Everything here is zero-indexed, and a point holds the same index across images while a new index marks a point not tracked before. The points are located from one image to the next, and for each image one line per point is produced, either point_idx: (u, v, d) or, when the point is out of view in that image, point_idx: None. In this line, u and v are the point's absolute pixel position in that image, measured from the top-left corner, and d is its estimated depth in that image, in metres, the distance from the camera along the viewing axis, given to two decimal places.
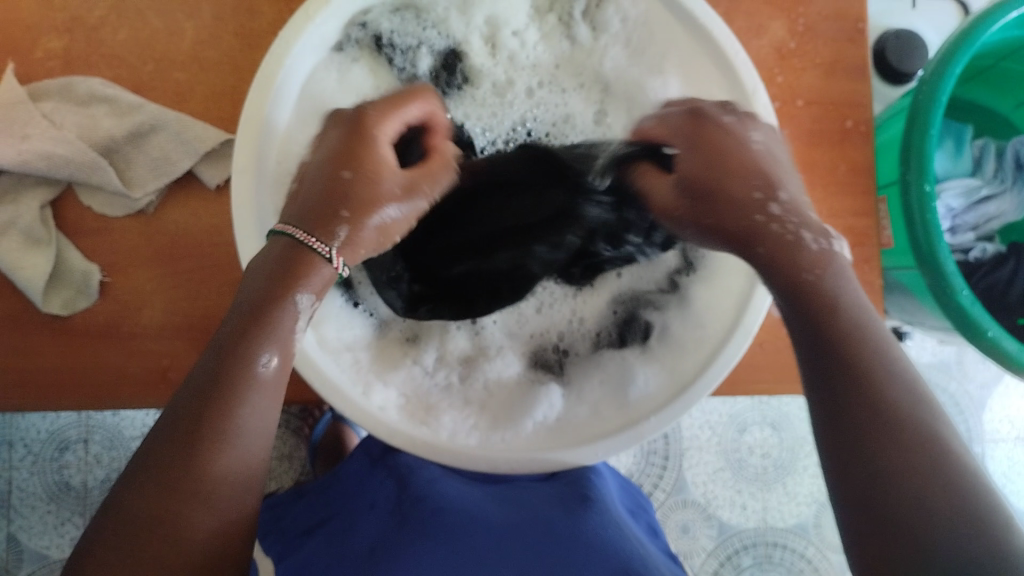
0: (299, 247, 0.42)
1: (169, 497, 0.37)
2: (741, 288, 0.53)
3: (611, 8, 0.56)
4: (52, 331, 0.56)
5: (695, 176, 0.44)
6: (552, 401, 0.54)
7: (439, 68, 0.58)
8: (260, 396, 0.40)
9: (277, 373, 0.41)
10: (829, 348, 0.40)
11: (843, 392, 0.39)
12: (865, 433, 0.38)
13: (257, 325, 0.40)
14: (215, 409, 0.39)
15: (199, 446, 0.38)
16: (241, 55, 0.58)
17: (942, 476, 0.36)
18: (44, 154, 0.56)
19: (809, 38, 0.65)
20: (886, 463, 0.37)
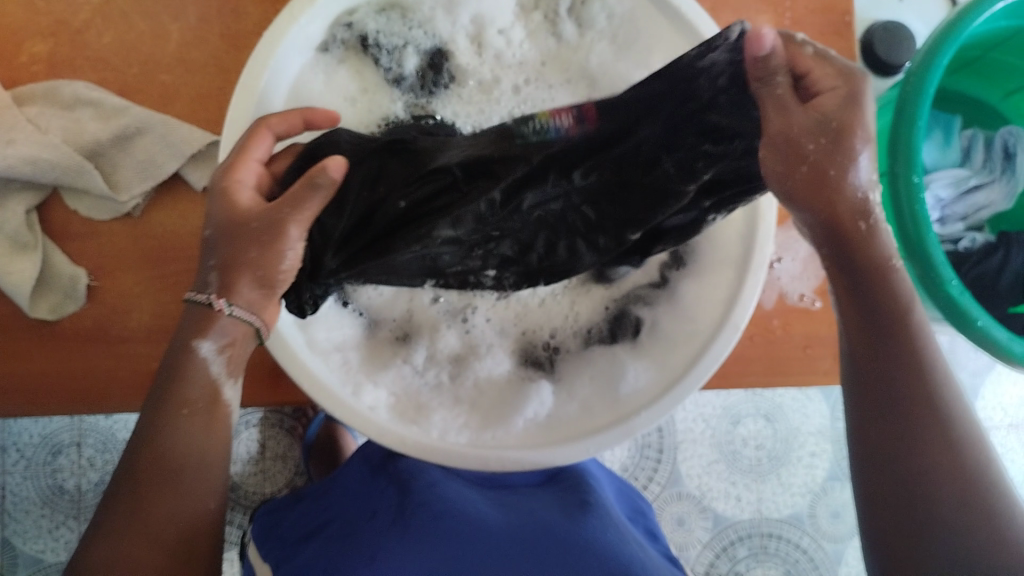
0: (199, 308, 0.45)
1: (116, 542, 0.44)
2: (733, 276, 0.53)
3: (596, 6, 0.56)
4: (41, 336, 0.56)
5: (842, 122, 0.39)
6: (543, 398, 0.54)
7: (426, 68, 0.57)
8: (185, 431, 0.45)
9: (201, 408, 0.46)
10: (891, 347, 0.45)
11: (892, 370, 0.46)
12: (907, 409, 0.45)
13: (174, 380, 0.45)
14: (149, 445, 0.45)
15: (143, 497, 0.45)
16: (226, 57, 0.58)
17: (962, 478, 0.44)
18: (30, 159, 0.55)
19: (796, 31, 0.65)
20: (918, 457, 0.44)
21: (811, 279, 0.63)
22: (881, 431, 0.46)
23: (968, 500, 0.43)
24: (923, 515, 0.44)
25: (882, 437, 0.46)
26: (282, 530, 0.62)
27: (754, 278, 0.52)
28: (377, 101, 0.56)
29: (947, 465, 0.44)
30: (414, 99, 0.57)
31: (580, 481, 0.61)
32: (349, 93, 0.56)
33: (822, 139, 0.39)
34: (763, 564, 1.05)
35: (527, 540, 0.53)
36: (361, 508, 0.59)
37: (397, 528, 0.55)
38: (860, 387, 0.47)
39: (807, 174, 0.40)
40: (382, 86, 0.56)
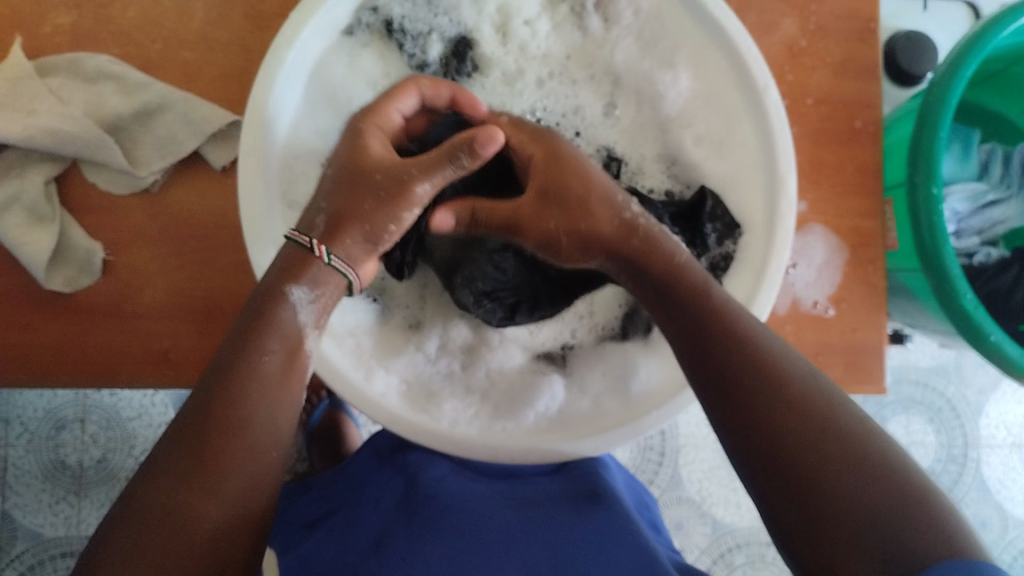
0: (299, 250, 0.45)
1: (179, 486, 0.38)
2: (762, 239, 0.53)
3: (623, 1, 0.56)
4: (55, 308, 0.56)
5: (556, 185, 0.48)
6: (556, 392, 0.53)
7: (450, 55, 0.57)
8: (264, 389, 0.42)
9: (281, 367, 0.43)
10: (725, 351, 0.43)
11: (713, 357, 0.43)
12: (750, 397, 0.41)
13: (259, 324, 0.43)
14: (223, 401, 0.41)
15: (208, 454, 0.39)
16: (250, 37, 0.58)
17: (866, 457, 0.38)
18: (51, 130, 0.55)
19: (820, 36, 0.65)
20: (805, 451, 0.38)
21: (826, 286, 0.64)
22: (759, 437, 0.40)
23: (831, 465, 0.38)
24: (822, 509, 0.37)
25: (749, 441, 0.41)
26: (285, 514, 0.62)
27: (772, 281, 0.51)
28: None
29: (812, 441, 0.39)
30: None
31: (589, 464, 0.59)
32: (371, 78, 0.55)
33: (550, 206, 0.48)
34: (760, 572, 1.04)
35: (533, 536, 0.53)
36: (368, 496, 0.59)
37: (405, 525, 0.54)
38: (718, 410, 0.42)
39: (531, 210, 0.48)
40: (405, 72, 0.56)
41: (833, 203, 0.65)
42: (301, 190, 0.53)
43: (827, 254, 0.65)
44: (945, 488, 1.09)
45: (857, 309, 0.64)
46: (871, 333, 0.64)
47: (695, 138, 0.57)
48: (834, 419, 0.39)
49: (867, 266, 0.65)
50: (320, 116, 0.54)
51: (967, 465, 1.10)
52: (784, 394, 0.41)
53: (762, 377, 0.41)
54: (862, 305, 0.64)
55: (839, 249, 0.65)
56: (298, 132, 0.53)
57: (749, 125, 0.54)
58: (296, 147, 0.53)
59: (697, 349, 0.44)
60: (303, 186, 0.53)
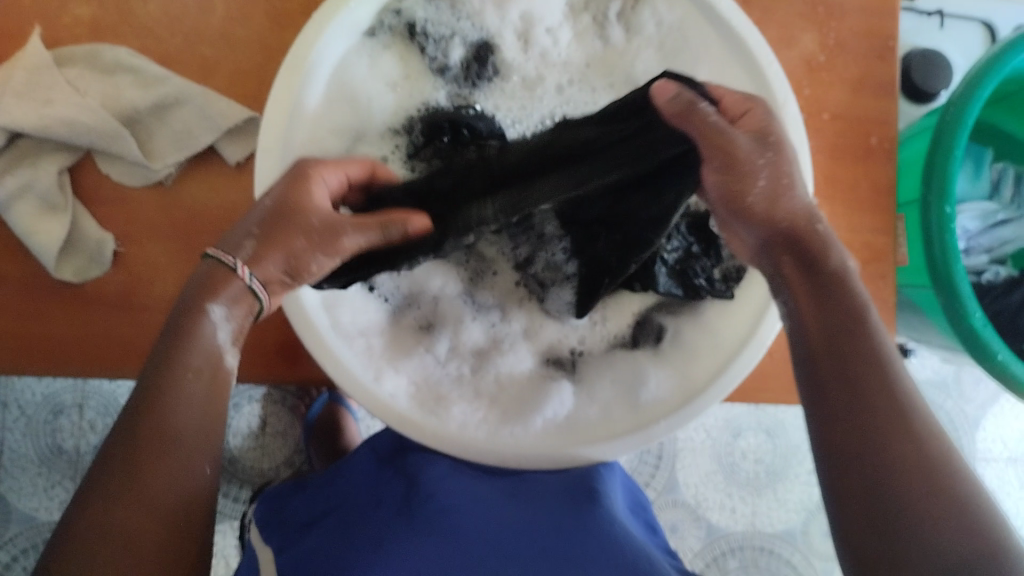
0: (218, 267, 0.44)
1: (109, 505, 0.39)
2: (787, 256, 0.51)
3: (646, 11, 0.56)
4: (63, 298, 0.56)
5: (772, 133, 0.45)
6: (564, 399, 0.53)
7: (471, 60, 0.56)
8: (186, 404, 0.42)
9: (202, 383, 0.43)
10: (852, 367, 0.42)
11: (851, 369, 0.42)
12: (869, 420, 0.40)
13: (179, 342, 0.42)
14: (147, 419, 0.41)
15: (134, 470, 0.40)
16: (270, 35, 0.58)
17: (952, 508, 0.37)
18: (67, 120, 0.55)
19: (838, 52, 0.66)
20: (905, 483, 0.38)
21: None
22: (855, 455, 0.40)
23: (935, 504, 0.37)
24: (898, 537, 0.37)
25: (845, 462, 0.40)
26: (284, 514, 0.61)
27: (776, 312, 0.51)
28: (419, 88, 0.56)
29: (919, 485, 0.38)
30: (457, 89, 0.56)
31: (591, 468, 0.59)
32: (391, 78, 0.55)
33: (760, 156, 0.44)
34: None
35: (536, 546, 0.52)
36: (369, 498, 0.58)
37: (405, 521, 0.54)
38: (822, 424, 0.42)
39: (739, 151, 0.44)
40: (426, 74, 0.56)
41: (844, 218, 0.65)
42: None
43: None
44: None
45: None
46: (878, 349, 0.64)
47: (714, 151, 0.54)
48: (946, 466, 0.39)
49: (879, 282, 0.65)
50: (339, 116, 0.54)
51: None
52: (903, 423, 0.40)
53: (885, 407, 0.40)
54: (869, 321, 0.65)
55: None
56: (315, 131, 0.53)
57: None
58: (314, 148, 0.53)
59: (830, 350, 0.43)
60: None
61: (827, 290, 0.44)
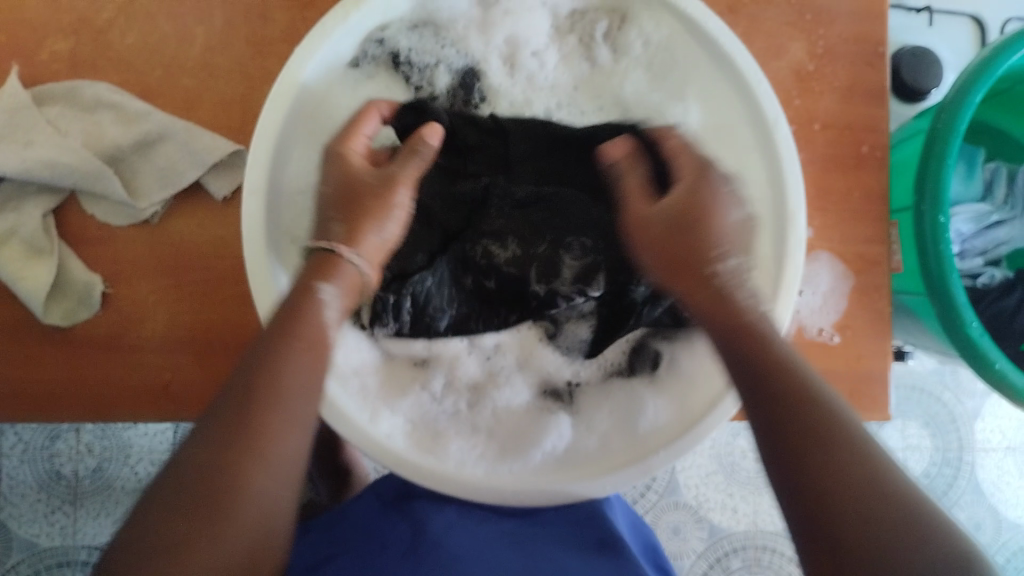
0: (325, 257, 0.45)
1: (230, 438, 0.38)
2: (772, 280, 0.52)
3: (633, 31, 0.55)
4: (53, 343, 0.55)
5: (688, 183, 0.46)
6: (563, 430, 0.52)
7: (457, 87, 0.55)
8: (293, 366, 0.41)
9: (303, 350, 0.41)
10: (786, 395, 0.39)
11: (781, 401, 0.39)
12: (814, 446, 0.37)
13: (291, 318, 0.42)
14: (262, 374, 0.40)
15: (252, 409, 0.39)
16: (251, 63, 0.57)
17: (888, 511, 0.34)
18: (50, 162, 0.54)
19: (827, 60, 0.65)
20: (862, 510, 0.35)
21: (831, 313, 0.64)
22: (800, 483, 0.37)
23: (902, 529, 0.34)
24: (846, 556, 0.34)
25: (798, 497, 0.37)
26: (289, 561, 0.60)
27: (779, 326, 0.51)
28: None
29: (878, 511, 0.34)
30: None
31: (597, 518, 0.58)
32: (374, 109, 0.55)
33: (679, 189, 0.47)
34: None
35: None
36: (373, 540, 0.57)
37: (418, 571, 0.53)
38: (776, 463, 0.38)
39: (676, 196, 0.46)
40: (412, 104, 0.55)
41: (839, 228, 0.65)
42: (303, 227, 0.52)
43: (832, 281, 0.64)
44: (940, 492, 1.09)
45: (861, 337, 0.64)
46: (877, 360, 0.64)
47: None
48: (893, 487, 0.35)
49: (872, 293, 0.64)
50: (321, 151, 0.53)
51: (962, 470, 1.10)
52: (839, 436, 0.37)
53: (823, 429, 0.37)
54: (866, 333, 0.64)
55: (844, 276, 0.64)
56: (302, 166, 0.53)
57: (759, 158, 0.54)
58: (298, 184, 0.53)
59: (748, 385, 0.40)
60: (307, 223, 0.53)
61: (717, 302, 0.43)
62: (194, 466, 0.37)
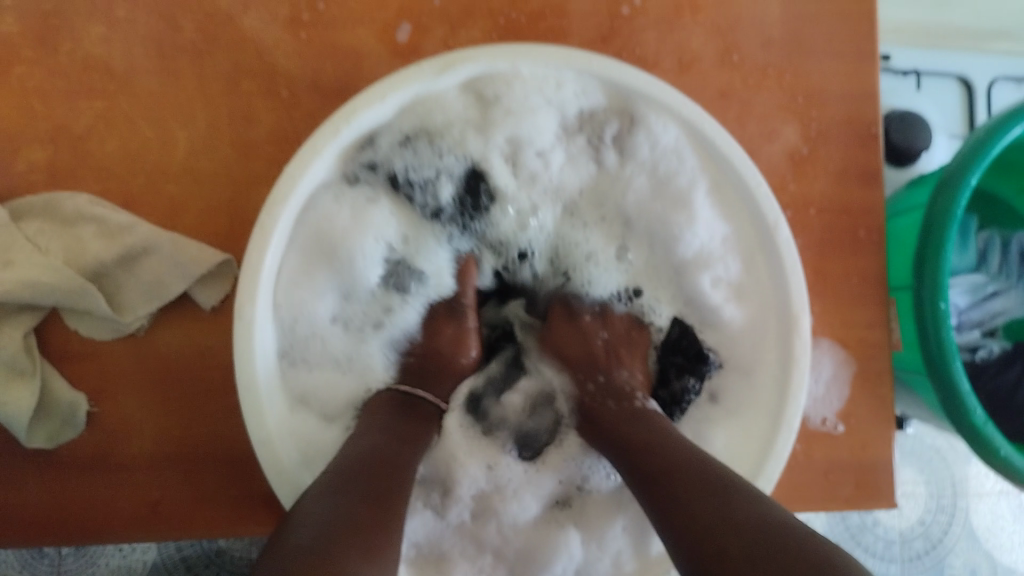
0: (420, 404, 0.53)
1: (367, 484, 0.42)
2: (775, 381, 0.53)
3: (642, 136, 0.55)
4: (39, 465, 0.53)
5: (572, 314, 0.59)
6: (572, 551, 0.51)
7: (463, 195, 0.57)
8: (409, 462, 0.46)
9: (414, 453, 0.48)
10: (656, 448, 0.46)
11: (651, 454, 0.46)
12: (676, 475, 0.43)
13: (408, 427, 0.50)
14: (389, 456, 0.46)
15: (380, 473, 0.44)
16: (238, 169, 0.56)
17: (726, 500, 0.40)
18: (29, 282, 0.52)
19: (821, 142, 0.64)
20: (704, 504, 0.40)
21: (834, 402, 0.63)
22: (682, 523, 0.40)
23: (731, 508, 0.39)
24: (711, 555, 0.37)
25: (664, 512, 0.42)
26: None
27: (790, 428, 0.50)
28: (418, 235, 0.57)
29: (711, 504, 0.40)
30: (456, 228, 0.58)
31: None
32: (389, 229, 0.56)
33: (560, 326, 0.58)
34: None
35: None
36: None
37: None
38: (653, 498, 0.43)
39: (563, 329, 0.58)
40: (423, 222, 0.57)
41: (840, 314, 0.64)
42: (315, 353, 0.53)
43: (833, 368, 0.63)
44: (935, 539, 1.03)
45: (864, 424, 0.63)
46: (881, 448, 0.63)
47: (713, 278, 0.56)
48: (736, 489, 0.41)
49: (876, 378, 0.63)
50: (320, 277, 0.53)
51: (957, 516, 1.03)
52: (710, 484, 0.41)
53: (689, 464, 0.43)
54: (869, 420, 0.63)
55: (846, 362, 0.64)
56: (295, 291, 0.51)
57: (764, 261, 0.54)
58: (295, 310, 0.51)
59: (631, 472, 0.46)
60: (319, 348, 0.53)
61: (595, 414, 0.52)
62: (339, 495, 0.41)
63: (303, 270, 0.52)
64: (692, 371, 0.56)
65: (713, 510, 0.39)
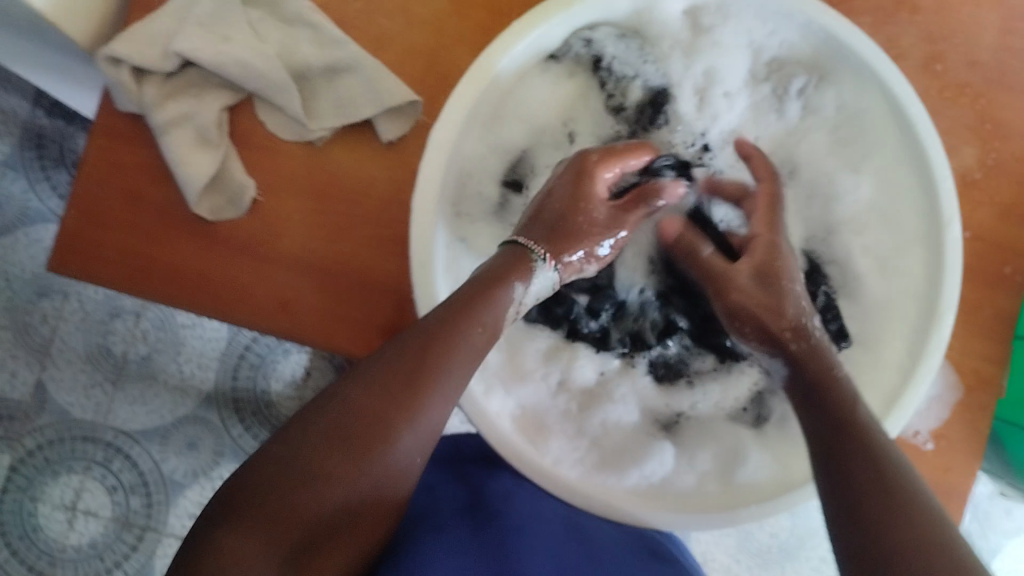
0: (523, 254, 0.50)
1: (396, 385, 0.41)
2: (899, 370, 0.53)
3: (830, 94, 0.57)
4: (195, 232, 0.56)
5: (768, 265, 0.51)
6: (664, 460, 0.54)
7: (646, 104, 0.58)
8: (464, 352, 0.44)
9: (483, 339, 0.45)
10: (839, 427, 0.42)
11: (841, 435, 0.42)
12: (858, 470, 0.40)
13: (483, 297, 0.46)
14: (441, 344, 0.43)
15: (422, 367, 0.42)
16: (449, 24, 0.57)
17: (920, 519, 0.36)
18: (240, 61, 0.55)
19: (996, 174, 0.63)
20: (897, 520, 0.36)
21: (931, 420, 0.61)
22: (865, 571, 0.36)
23: (917, 529, 0.36)
24: None
25: (845, 514, 0.39)
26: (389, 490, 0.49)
27: (901, 415, 0.51)
28: (594, 125, 0.59)
29: (896, 524, 0.36)
30: (629, 131, 0.59)
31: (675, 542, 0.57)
32: (567, 107, 0.58)
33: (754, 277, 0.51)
34: None
35: None
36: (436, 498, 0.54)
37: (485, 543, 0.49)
38: (834, 488, 0.40)
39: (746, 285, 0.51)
40: (602, 112, 0.59)
41: (962, 341, 0.63)
42: (467, 198, 0.56)
43: (939, 388, 0.62)
44: None
45: (958, 453, 0.61)
46: (965, 477, 0.61)
47: (862, 247, 0.58)
48: (925, 509, 0.37)
49: (976, 411, 0.62)
50: (502, 134, 0.56)
51: None
52: (918, 530, 0.36)
53: (874, 457, 0.40)
54: (963, 450, 0.61)
55: (953, 386, 0.62)
56: (480, 149, 0.56)
57: (923, 256, 0.55)
58: (472, 161, 0.56)
59: (828, 473, 0.41)
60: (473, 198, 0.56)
61: (816, 391, 0.45)
62: (358, 396, 0.40)
63: (489, 123, 0.55)
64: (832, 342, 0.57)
65: (912, 533, 0.36)
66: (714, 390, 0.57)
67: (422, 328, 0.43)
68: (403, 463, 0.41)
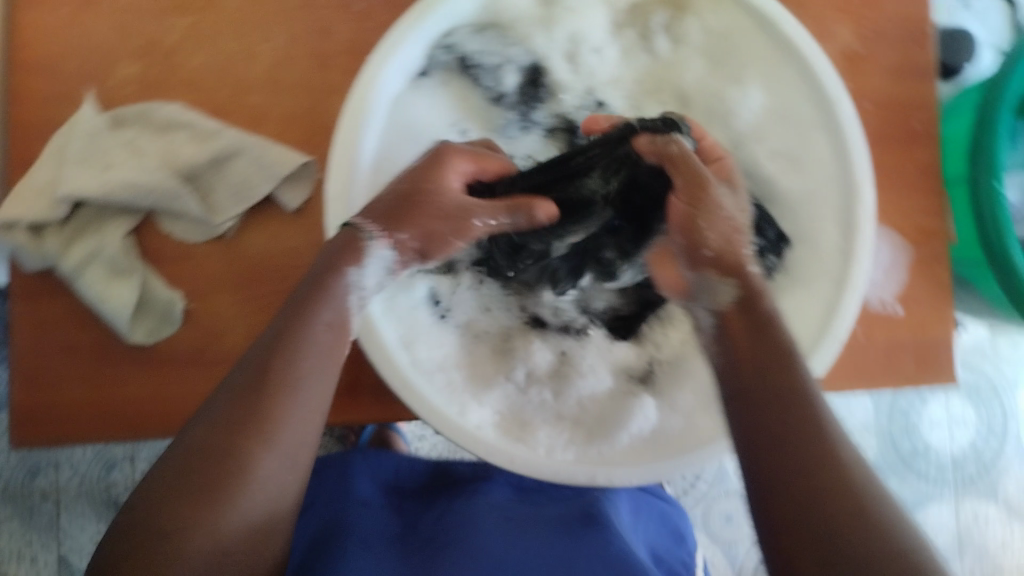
0: (355, 236, 0.47)
1: (236, 413, 0.41)
2: (837, 254, 0.55)
3: (692, 22, 0.59)
4: (140, 360, 0.56)
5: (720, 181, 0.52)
6: (648, 414, 0.54)
7: (525, 84, 0.59)
8: (311, 355, 0.44)
9: (328, 338, 0.45)
10: (764, 358, 0.43)
11: (762, 372, 0.43)
12: (777, 420, 0.41)
13: (318, 293, 0.45)
14: (278, 358, 0.43)
15: (264, 386, 0.42)
16: (315, 78, 0.58)
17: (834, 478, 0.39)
18: (128, 183, 0.55)
19: (875, 40, 0.64)
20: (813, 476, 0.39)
21: (892, 286, 0.62)
22: (778, 518, 0.39)
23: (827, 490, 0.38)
24: (795, 537, 0.38)
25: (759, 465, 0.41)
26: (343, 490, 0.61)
27: (855, 290, 0.53)
28: (481, 122, 0.59)
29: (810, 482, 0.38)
30: (516, 114, 0.59)
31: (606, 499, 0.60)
32: (450, 113, 0.59)
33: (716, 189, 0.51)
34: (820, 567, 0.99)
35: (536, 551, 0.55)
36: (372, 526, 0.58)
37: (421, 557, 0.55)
38: (752, 433, 0.42)
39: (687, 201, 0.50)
40: (485, 105, 0.59)
41: (898, 204, 0.63)
42: None
43: (891, 253, 0.63)
44: (986, 463, 1.02)
45: (930, 307, 0.62)
46: (943, 326, 0.62)
47: (770, 151, 0.58)
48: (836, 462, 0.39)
49: (932, 263, 0.63)
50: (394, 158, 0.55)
51: (1010, 441, 1.03)
52: (828, 486, 0.38)
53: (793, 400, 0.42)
54: (932, 302, 0.62)
55: (902, 248, 0.63)
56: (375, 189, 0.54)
57: (825, 138, 0.56)
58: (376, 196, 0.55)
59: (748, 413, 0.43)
60: None
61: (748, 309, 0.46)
62: (202, 437, 0.40)
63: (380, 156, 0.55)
64: (774, 249, 0.56)
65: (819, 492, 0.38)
66: (672, 333, 0.58)
67: (263, 342, 0.44)
68: (274, 486, 0.41)
